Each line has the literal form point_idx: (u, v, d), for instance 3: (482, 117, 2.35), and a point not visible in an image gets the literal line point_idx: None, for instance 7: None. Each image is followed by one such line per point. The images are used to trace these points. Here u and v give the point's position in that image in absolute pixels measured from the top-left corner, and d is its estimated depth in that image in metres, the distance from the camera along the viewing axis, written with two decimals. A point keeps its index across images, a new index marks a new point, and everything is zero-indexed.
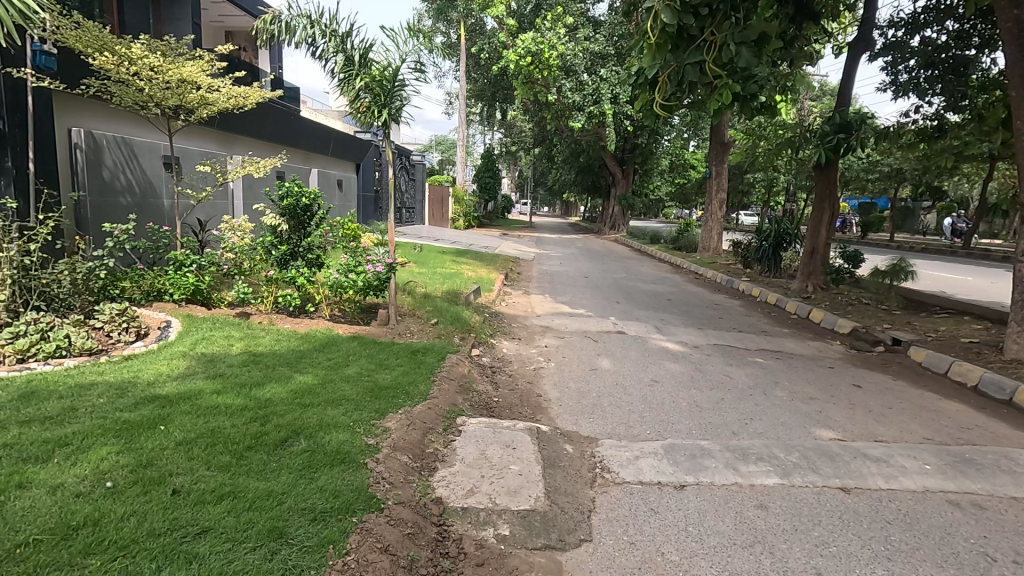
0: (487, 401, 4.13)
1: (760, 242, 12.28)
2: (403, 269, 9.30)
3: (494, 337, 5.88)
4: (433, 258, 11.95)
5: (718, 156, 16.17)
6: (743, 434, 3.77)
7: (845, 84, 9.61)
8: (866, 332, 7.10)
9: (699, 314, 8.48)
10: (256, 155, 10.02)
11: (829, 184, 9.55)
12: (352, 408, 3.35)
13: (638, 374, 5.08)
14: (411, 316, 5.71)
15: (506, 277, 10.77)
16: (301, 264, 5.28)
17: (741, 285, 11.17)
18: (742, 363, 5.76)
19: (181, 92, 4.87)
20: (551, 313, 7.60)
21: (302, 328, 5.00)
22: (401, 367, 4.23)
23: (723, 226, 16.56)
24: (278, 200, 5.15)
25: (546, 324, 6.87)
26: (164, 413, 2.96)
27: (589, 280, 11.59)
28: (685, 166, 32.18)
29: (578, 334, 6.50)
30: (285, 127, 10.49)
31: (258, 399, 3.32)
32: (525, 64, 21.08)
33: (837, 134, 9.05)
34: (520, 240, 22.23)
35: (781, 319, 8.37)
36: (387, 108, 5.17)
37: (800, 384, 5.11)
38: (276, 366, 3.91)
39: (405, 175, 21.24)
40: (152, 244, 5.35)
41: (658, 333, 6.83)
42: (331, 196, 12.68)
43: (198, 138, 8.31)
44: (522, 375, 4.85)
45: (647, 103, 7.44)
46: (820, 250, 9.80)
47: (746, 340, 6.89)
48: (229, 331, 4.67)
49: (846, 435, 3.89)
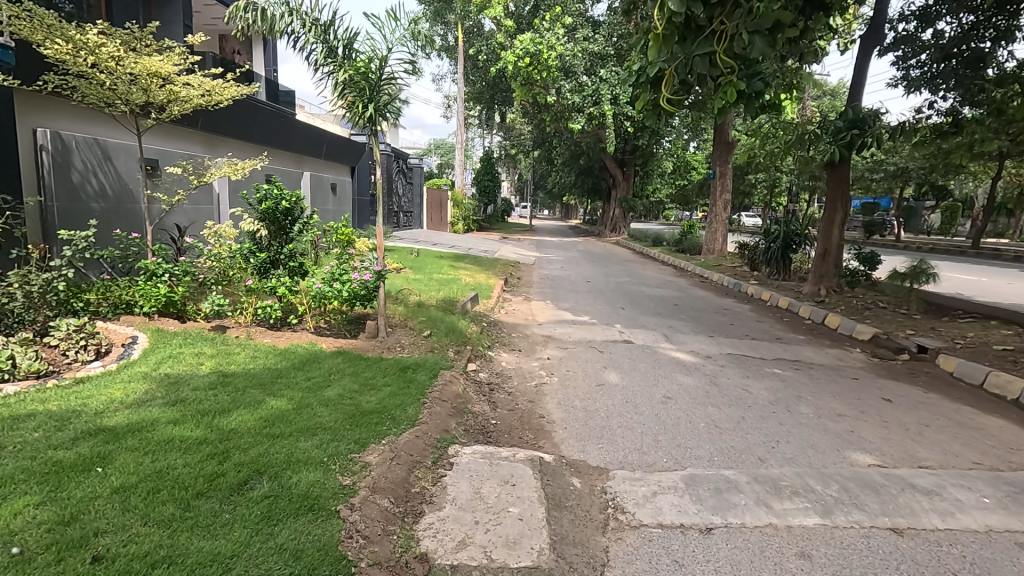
0: (484, 425, 3.72)
1: (768, 244, 11.87)
2: (397, 276, 8.90)
3: (492, 349, 5.48)
4: (430, 263, 11.56)
5: (723, 156, 15.80)
6: (772, 461, 3.35)
7: (857, 79, 9.20)
8: (888, 338, 6.69)
9: (708, 320, 8.07)
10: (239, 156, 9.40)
11: (842, 183, 9.15)
12: (330, 440, 2.93)
13: (649, 389, 4.67)
14: (402, 327, 5.30)
15: (506, 282, 10.38)
16: (281, 272, 4.88)
17: (750, 288, 10.75)
18: (760, 375, 5.34)
19: (148, 87, 4.50)
20: (553, 321, 7.19)
21: (283, 342, 4.60)
22: (389, 386, 3.82)
23: (727, 227, 16.16)
24: (257, 203, 4.76)
25: (548, 333, 6.46)
26: (106, 450, 2.55)
27: (592, 284, 11.18)
28: (686, 168, 31.79)
29: (582, 344, 6.09)
30: (275, 129, 10.07)
31: (221, 429, 2.90)
32: (524, 65, 20.72)
33: (851, 131, 8.69)
34: (519, 243, 21.85)
35: (795, 324, 7.95)
36: (373, 104, 4.74)
37: (825, 399, 4.69)
38: (247, 388, 3.49)
39: (403, 179, 20.89)
40: (121, 253, 4.94)
41: (667, 342, 6.41)
42: (324, 200, 12.28)
43: (181, 139, 7.86)
44: (523, 392, 4.43)
45: (649, 102, 7.01)
46: (833, 251, 9.40)
47: (761, 348, 6.47)
48: (200, 347, 4.25)
49: (886, 460, 3.46)
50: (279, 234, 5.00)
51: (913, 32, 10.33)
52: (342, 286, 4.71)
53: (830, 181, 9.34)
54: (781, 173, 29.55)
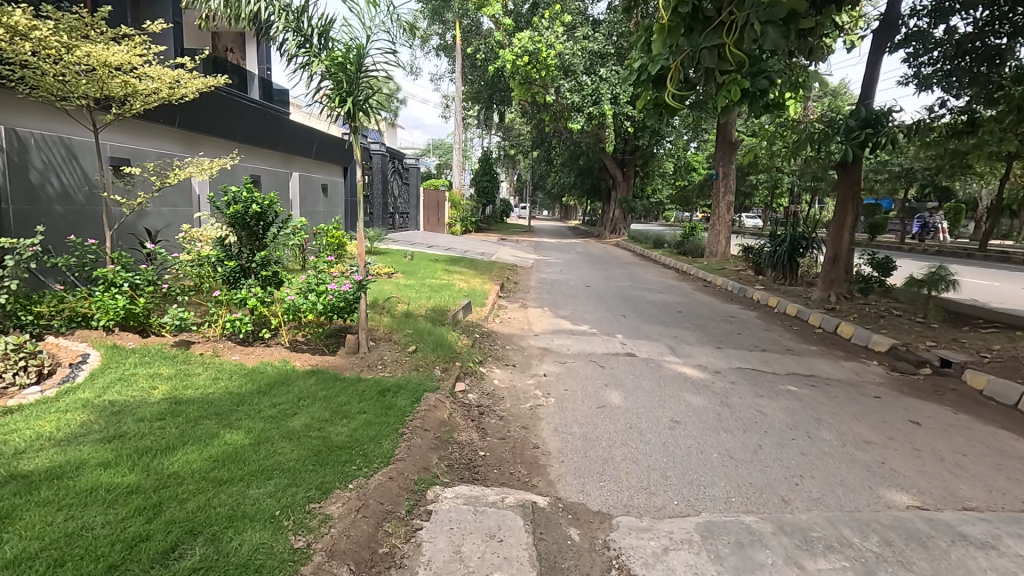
0: (471, 458, 3.30)
1: (774, 248, 11.46)
2: (388, 282, 8.48)
3: (484, 365, 5.06)
4: (423, 267, 11.13)
5: (726, 156, 15.39)
6: (798, 504, 2.93)
7: (870, 76, 8.77)
8: (908, 350, 6.28)
9: (714, 329, 7.64)
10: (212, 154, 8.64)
11: (853, 184, 8.74)
12: (287, 486, 2.50)
13: (655, 411, 4.25)
14: (387, 342, 4.88)
15: (502, 288, 9.96)
16: (253, 283, 4.47)
17: (756, 294, 10.34)
18: (774, 393, 4.93)
19: (101, 77, 4.07)
20: (550, 331, 6.77)
21: (252, 360, 4.18)
22: (364, 414, 3.40)
23: (730, 230, 15.75)
24: (224, 207, 4.33)
25: (545, 345, 6.03)
26: (11, 506, 2.14)
27: (591, 289, 10.76)
28: (687, 168, 31.39)
29: (581, 358, 5.67)
30: (261, 127, 9.61)
31: (158, 474, 2.48)
32: (522, 64, 20.30)
33: (864, 129, 8.22)
34: (517, 245, 21.44)
35: (805, 334, 7.53)
36: (351, 99, 4.33)
37: (848, 422, 4.28)
38: (200, 419, 3.06)
39: (399, 179, 20.46)
40: (77, 261, 4.53)
41: (672, 355, 5.98)
42: (315, 202, 11.86)
43: (157, 138, 7.34)
44: (516, 416, 4.00)
45: (651, 102, 6.62)
46: (843, 256, 8.99)
47: (773, 361, 6.04)
48: (158, 367, 3.83)
49: (927, 501, 3.05)
50: (250, 240, 4.59)
51: (923, 29, 9.94)
52: (317, 298, 4.29)
53: (840, 182, 8.94)
54: (782, 174, 29.14)
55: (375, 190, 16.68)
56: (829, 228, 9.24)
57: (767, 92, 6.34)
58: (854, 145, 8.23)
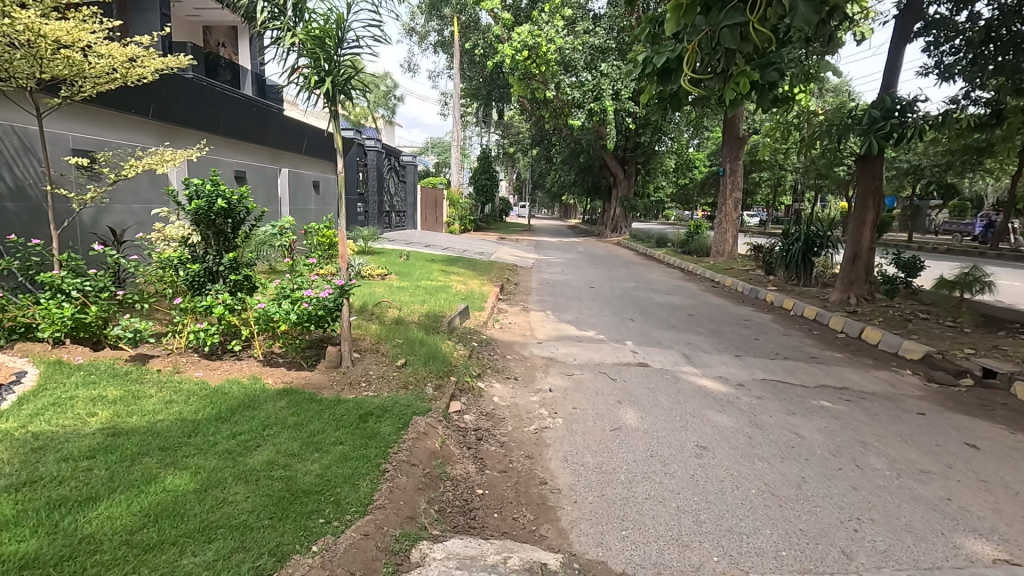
0: (467, 500, 2.78)
1: (787, 246, 10.93)
2: (379, 285, 7.95)
3: (482, 379, 4.53)
4: (418, 267, 10.61)
5: (733, 152, 14.85)
6: (864, 561, 2.42)
7: (892, 65, 8.24)
8: (945, 359, 5.75)
9: (730, 335, 7.12)
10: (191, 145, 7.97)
11: (875, 179, 8.24)
12: (232, 551, 1.97)
13: (677, 435, 3.72)
14: (373, 354, 4.35)
15: (502, 290, 9.44)
16: (220, 289, 3.94)
17: (769, 296, 9.82)
18: (807, 409, 4.42)
19: (42, 53, 3.54)
20: (554, 338, 6.25)
21: (218, 377, 3.66)
22: (340, 445, 2.87)
23: (737, 228, 15.23)
24: (185, 202, 3.79)
25: (549, 354, 5.51)
26: None
27: (596, 290, 10.24)
28: (689, 166, 30.87)
29: (589, 369, 5.14)
30: (247, 120, 9.07)
31: (66, 538, 1.95)
32: (521, 58, 19.70)
33: (889, 120, 7.71)
34: (516, 244, 20.94)
35: (828, 339, 7.01)
36: (330, 78, 3.82)
37: (897, 445, 3.76)
38: (139, 457, 2.53)
39: (396, 177, 19.91)
40: (20, 265, 4.00)
41: (689, 365, 5.45)
42: (305, 199, 11.33)
43: (130, 130, 6.78)
44: (519, 442, 3.48)
45: (657, 95, 6.63)
46: (864, 255, 8.49)
47: (799, 371, 5.53)
48: (105, 387, 3.31)
49: (1016, 553, 2.54)
50: (218, 240, 4.06)
51: (945, 16, 9.41)
52: (291, 306, 3.75)
53: (861, 177, 8.44)
54: (786, 171, 28.63)
55: (370, 188, 16.14)
56: (849, 226, 8.74)
57: (778, 84, 5.87)
58: (876, 137, 7.71)
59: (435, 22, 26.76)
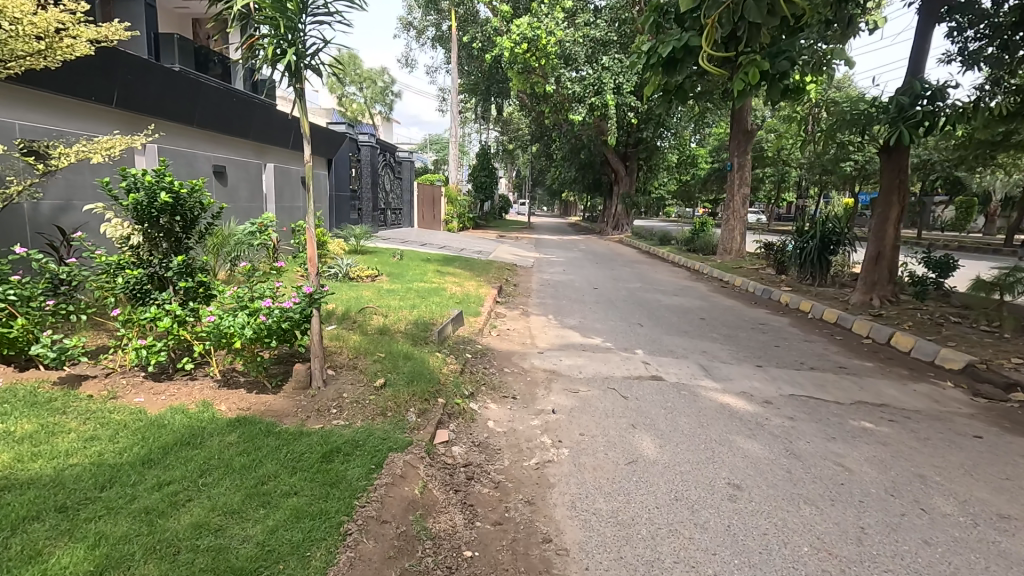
0: (452, 568, 2.21)
1: (801, 244, 10.36)
2: (367, 288, 7.39)
3: (475, 399, 3.96)
4: (412, 267, 10.04)
5: (741, 146, 14.26)
6: None
7: (919, 49, 7.65)
8: (991, 370, 5.19)
9: (747, 341, 6.56)
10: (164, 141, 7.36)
11: (899, 172, 7.69)
12: None
13: (704, 470, 3.14)
14: (349, 372, 3.80)
15: (501, 291, 8.87)
16: (167, 298, 3.36)
17: (784, 297, 9.26)
18: (849, 432, 3.84)
19: None
20: (557, 346, 5.68)
21: (161, 404, 3.09)
22: (292, 499, 2.30)
23: (745, 225, 14.65)
24: (121, 196, 3.22)
25: (552, 366, 4.94)
26: None
27: (600, 292, 9.67)
28: (691, 162, 30.26)
29: (596, 385, 4.56)
30: (230, 114, 8.44)
31: None
32: (521, 51, 19.15)
33: (920, 107, 7.10)
34: (515, 243, 20.34)
35: (854, 346, 6.45)
36: (292, 50, 3.24)
37: (963, 480, 3.19)
38: (23, 526, 1.96)
39: (392, 173, 19.30)
40: None
41: (708, 379, 4.87)
42: (293, 197, 10.78)
43: (90, 120, 6.18)
44: (517, 482, 2.91)
45: (661, 87, 6.12)
46: (888, 254, 7.95)
47: (830, 384, 4.95)
48: (15, 419, 2.72)
49: None
50: (164, 240, 3.49)
51: None
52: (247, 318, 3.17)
53: (884, 170, 7.89)
54: (790, 166, 28.02)
55: (364, 185, 15.54)
56: (871, 223, 8.20)
57: (787, 74, 5.60)
58: (905, 126, 7.08)
59: (433, 15, 26.17)
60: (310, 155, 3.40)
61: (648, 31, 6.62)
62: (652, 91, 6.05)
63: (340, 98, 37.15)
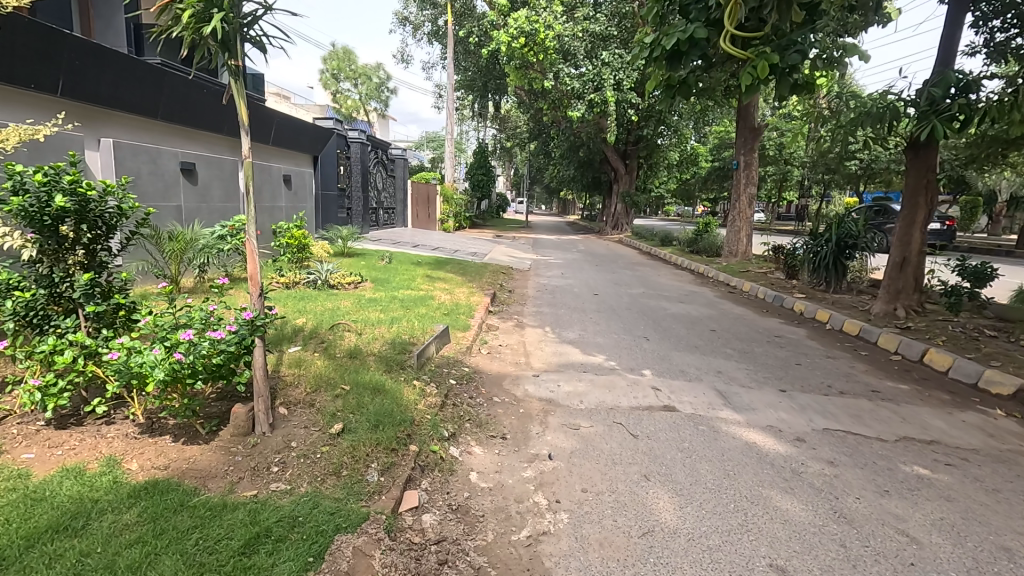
0: None
1: (815, 248, 9.71)
2: (346, 297, 6.74)
3: (456, 443, 3.31)
4: (399, 272, 9.39)
5: (748, 143, 13.60)
6: None
7: (950, 37, 7.00)
8: None
9: (766, 358, 5.92)
10: (122, 136, 6.69)
11: (927, 171, 7.09)
12: None
13: (738, 544, 2.51)
14: (304, 413, 3.15)
15: (493, 299, 8.22)
16: (67, 326, 2.71)
17: (799, 305, 8.62)
18: (903, 484, 3.20)
19: None
20: (554, 367, 5.03)
21: (51, 464, 2.44)
22: None
23: (751, 226, 14.01)
24: (4, 199, 2.58)
25: (548, 394, 4.30)
26: None
27: (601, 299, 9.02)
28: (692, 161, 29.62)
29: (600, 419, 3.91)
30: (201, 108, 7.74)
31: None
32: (518, 45, 18.23)
33: (956, 100, 6.40)
34: (511, 243, 19.69)
35: (883, 365, 5.82)
36: (221, 15, 2.54)
37: None
38: None
39: (384, 170, 18.59)
40: None
41: (727, 409, 4.24)
42: (275, 196, 10.13)
43: (34, 111, 5.54)
44: (502, 569, 2.27)
45: (665, 81, 5.85)
46: (913, 261, 7.34)
47: (867, 415, 4.32)
48: None
49: None
50: (66, 254, 2.84)
51: None
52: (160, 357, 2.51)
53: (910, 170, 7.28)
54: (794, 164, 27.38)
55: (353, 184, 14.86)
56: (895, 226, 7.59)
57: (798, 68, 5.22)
58: (938, 119, 6.35)
59: (428, 10, 25.47)
60: (249, 149, 2.74)
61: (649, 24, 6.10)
62: (653, 84, 5.70)
63: (335, 94, 36.52)
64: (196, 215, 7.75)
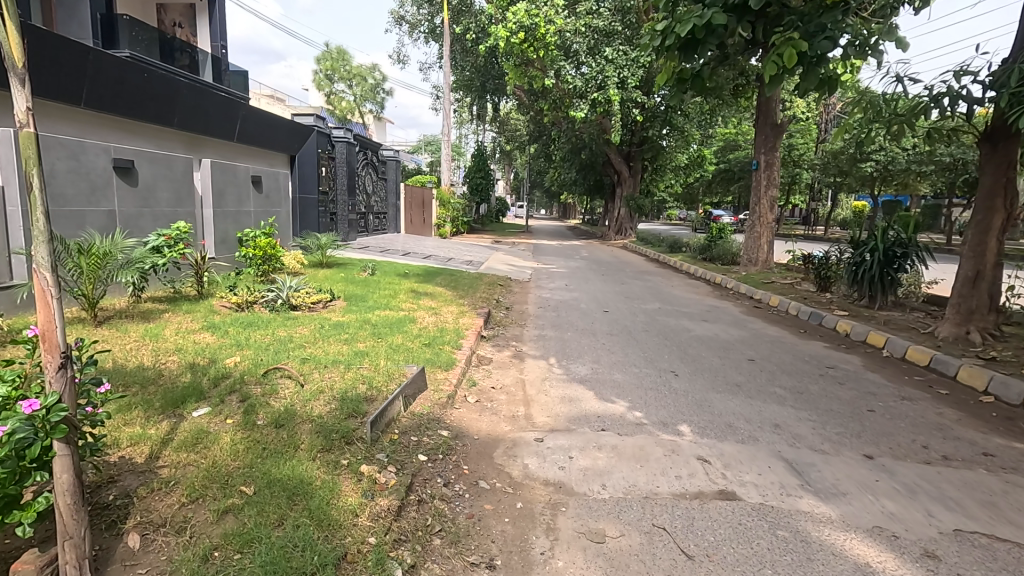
0: None
1: (855, 258, 8.48)
2: (305, 322, 5.53)
3: None
4: (381, 286, 8.15)
5: (769, 142, 12.40)
6: None
7: None
8: None
9: (828, 402, 4.69)
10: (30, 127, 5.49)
11: (1007, 166, 5.90)
12: None
13: None
14: (160, 553, 1.91)
15: (487, 320, 7.00)
16: None
17: (844, 325, 7.38)
18: None
19: None
20: (564, 423, 3.79)
21: None
22: None
23: (772, 232, 12.77)
24: None
25: (556, 474, 3.07)
26: None
27: (612, 317, 7.80)
28: (699, 164, 28.38)
29: (633, 519, 2.69)
30: (139, 96, 6.65)
31: None
32: (517, 42, 17.01)
33: None
34: (510, 250, 18.32)
35: (977, 412, 4.58)
36: None
37: None
38: None
39: (375, 172, 17.44)
40: None
41: (808, 495, 3.01)
42: (241, 199, 8.92)
43: None
44: None
45: (676, 75, 4.94)
46: (989, 275, 6.12)
47: (1004, 501, 3.08)
48: None
49: None
50: None
51: None
52: None
53: (985, 167, 6.09)
54: (804, 168, 26.15)
55: (338, 186, 13.67)
56: (965, 233, 6.38)
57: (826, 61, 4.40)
58: None
59: (426, 8, 24.35)
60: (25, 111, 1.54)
61: (660, 9, 5.08)
62: (664, 79, 4.77)
63: (329, 94, 35.30)
64: (134, 222, 6.58)
